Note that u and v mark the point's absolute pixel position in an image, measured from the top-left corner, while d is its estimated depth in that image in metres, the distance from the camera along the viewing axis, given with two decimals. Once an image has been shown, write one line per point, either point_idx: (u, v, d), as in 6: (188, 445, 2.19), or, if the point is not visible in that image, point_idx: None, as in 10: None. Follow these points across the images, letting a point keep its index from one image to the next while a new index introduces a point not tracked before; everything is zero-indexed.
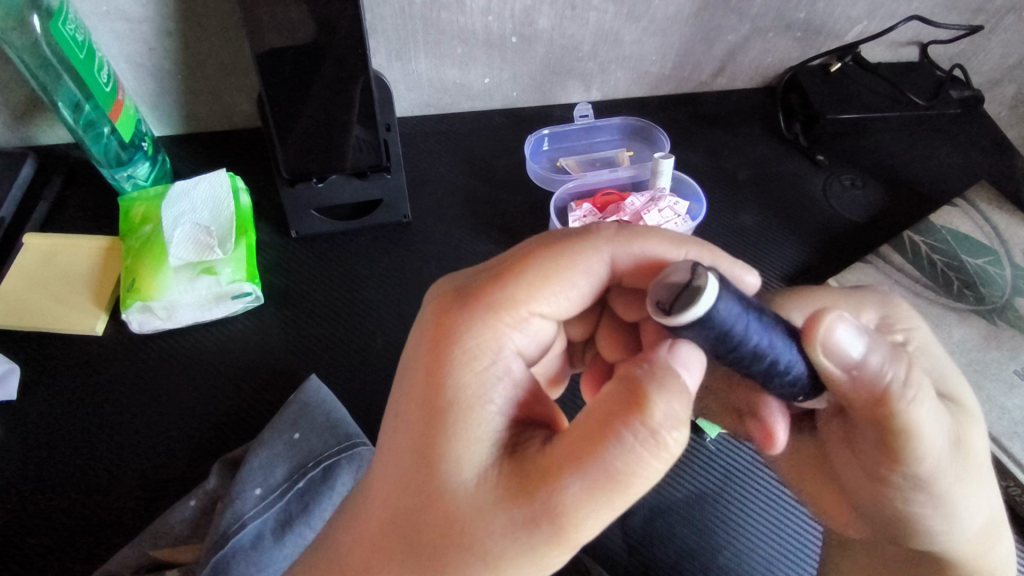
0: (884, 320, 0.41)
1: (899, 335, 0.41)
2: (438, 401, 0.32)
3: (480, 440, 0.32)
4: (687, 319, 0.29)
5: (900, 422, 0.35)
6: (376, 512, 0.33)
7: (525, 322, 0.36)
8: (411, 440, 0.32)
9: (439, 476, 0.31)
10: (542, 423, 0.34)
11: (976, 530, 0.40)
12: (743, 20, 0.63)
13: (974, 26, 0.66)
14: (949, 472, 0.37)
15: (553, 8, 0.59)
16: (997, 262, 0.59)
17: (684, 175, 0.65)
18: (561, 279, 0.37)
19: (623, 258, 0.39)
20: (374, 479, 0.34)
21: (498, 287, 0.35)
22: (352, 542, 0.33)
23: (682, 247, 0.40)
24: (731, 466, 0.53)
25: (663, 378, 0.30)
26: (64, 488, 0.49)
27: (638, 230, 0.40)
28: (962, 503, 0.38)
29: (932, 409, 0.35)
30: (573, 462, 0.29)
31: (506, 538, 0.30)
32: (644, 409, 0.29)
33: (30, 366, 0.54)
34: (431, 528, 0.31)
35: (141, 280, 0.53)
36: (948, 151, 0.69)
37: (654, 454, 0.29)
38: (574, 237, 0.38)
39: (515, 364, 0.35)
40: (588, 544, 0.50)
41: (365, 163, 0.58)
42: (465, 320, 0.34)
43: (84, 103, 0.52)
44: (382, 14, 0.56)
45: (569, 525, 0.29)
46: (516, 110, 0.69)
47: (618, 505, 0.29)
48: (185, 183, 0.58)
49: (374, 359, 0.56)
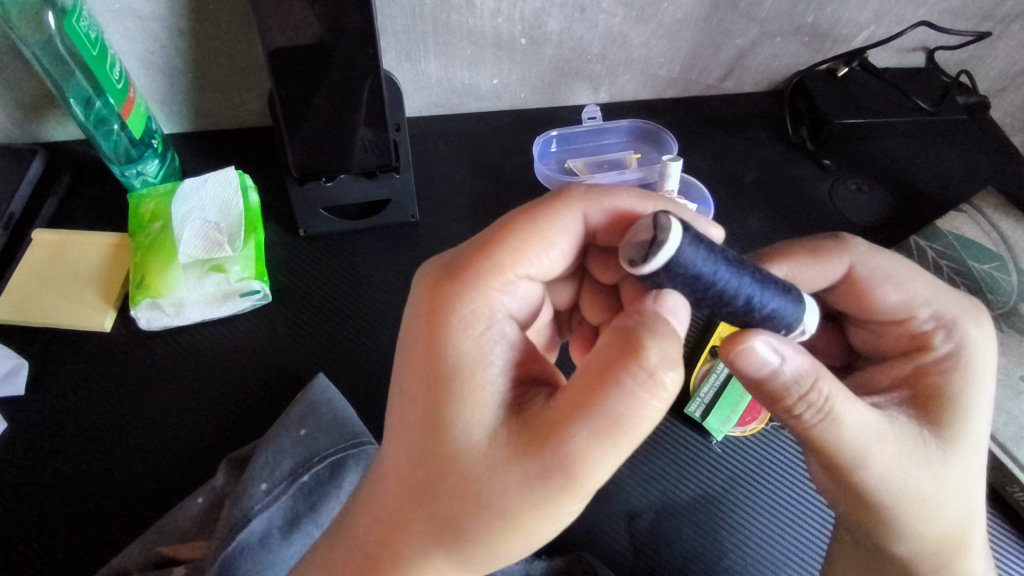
0: (942, 322, 0.42)
1: (947, 342, 0.41)
2: (440, 369, 0.33)
3: (486, 402, 0.32)
4: (649, 267, 0.32)
5: (812, 439, 0.37)
6: (390, 484, 0.33)
7: (513, 285, 0.36)
8: (418, 409, 0.33)
9: (450, 440, 0.32)
10: (541, 380, 0.35)
11: (931, 545, 0.40)
12: (752, 23, 0.63)
13: (982, 32, 0.66)
14: (889, 482, 0.37)
15: (563, 11, 0.59)
16: (1004, 268, 0.60)
17: (691, 179, 0.66)
18: (543, 240, 0.38)
19: (595, 214, 0.40)
20: (385, 455, 0.34)
21: (483, 256, 0.36)
22: (367, 519, 0.34)
23: (648, 201, 0.41)
24: (739, 466, 0.53)
25: (654, 326, 0.32)
26: (73, 482, 0.49)
27: (604, 188, 0.40)
28: (913, 520, 0.39)
29: (857, 430, 0.36)
30: (578, 413, 0.30)
31: (521, 491, 0.30)
32: (640, 352, 0.31)
33: (38, 362, 0.53)
34: (447, 491, 0.31)
35: (151, 276, 0.54)
36: (954, 157, 0.69)
37: (654, 394, 0.30)
38: (548, 199, 0.39)
39: (509, 326, 0.35)
40: (593, 544, 0.50)
41: (374, 163, 0.58)
42: (457, 290, 0.34)
43: (95, 99, 0.52)
44: (393, 14, 0.56)
45: (581, 472, 0.30)
46: (525, 111, 0.69)
47: (625, 449, 0.30)
48: (194, 180, 0.58)
49: (383, 358, 0.56)
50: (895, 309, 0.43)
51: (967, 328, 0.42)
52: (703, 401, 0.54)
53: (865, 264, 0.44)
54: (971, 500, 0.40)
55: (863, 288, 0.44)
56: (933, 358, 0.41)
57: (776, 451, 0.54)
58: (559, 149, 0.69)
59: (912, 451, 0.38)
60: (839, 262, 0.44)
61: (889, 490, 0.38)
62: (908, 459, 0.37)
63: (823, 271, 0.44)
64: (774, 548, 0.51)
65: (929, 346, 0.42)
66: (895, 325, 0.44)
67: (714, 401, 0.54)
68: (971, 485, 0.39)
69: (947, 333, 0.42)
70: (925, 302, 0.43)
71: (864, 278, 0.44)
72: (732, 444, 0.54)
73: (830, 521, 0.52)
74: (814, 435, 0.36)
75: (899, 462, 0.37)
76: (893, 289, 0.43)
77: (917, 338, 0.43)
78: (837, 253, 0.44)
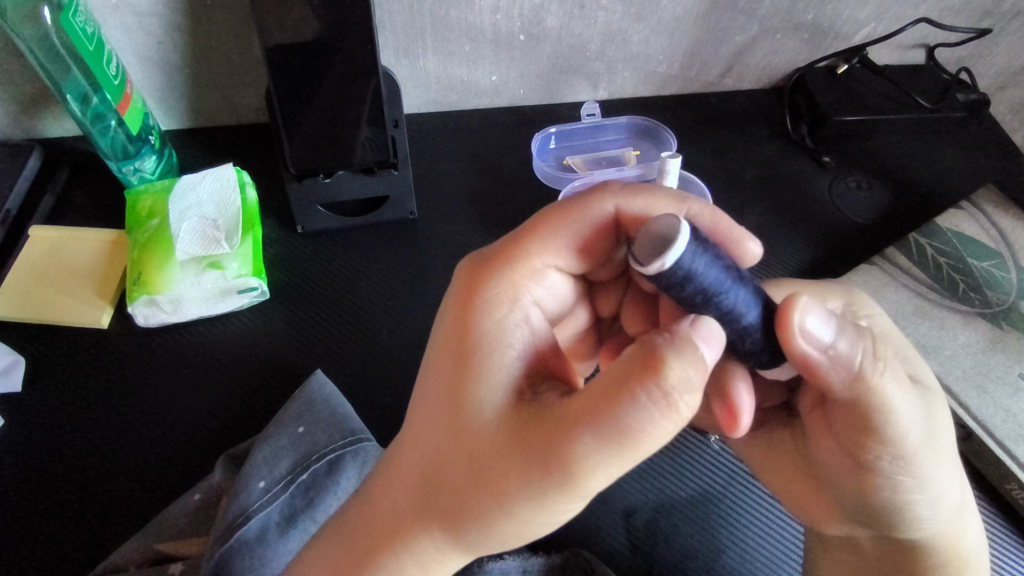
0: (849, 306, 0.43)
1: (864, 319, 0.42)
2: (463, 345, 0.34)
3: (501, 385, 0.33)
4: (647, 271, 0.31)
5: (872, 404, 0.36)
6: (404, 453, 0.34)
7: (540, 275, 0.37)
8: (439, 382, 0.34)
9: (462, 416, 0.32)
10: (558, 375, 0.35)
11: (956, 509, 0.41)
12: (752, 20, 0.63)
13: (982, 30, 0.66)
14: (924, 448, 0.38)
15: (562, 8, 0.59)
16: (1002, 266, 0.59)
17: (690, 175, 0.65)
18: (571, 232, 0.38)
19: (630, 211, 0.38)
20: (405, 421, 0.35)
21: (515, 244, 0.37)
22: (379, 485, 0.35)
23: (682, 205, 0.40)
24: (737, 466, 0.53)
25: (681, 346, 0.30)
26: (74, 468, 0.50)
27: (645, 187, 0.39)
28: (945, 485, 0.40)
29: (902, 390, 0.37)
30: (587, 414, 0.29)
31: (520, 481, 0.30)
32: (660, 369, 0.29)
33: (35, 357, 0.53)
34: (452, 467, 0.32)
35: (148, 273, 0.53)
36: (953, 154, 0.69)
37: (665, 414, 0.29)
38: (583, 195, 0.39)
39: (533, 314, 0.36)
40: (588, 541, 0.50)
41: (372, 160, 0.58)
42: (489, 274, 0.36)
43: (92, 95, 0.52)
44: (392, 11, 0.56)
45: (580, 474, 0.30)
46: (522, 108, 0.69)
47: (629, 459, 0.30)
48: (192, 177, 0.58)
49: (380, 355, 0.56)
50: None
51: (862, 300, 0.44)
52: None
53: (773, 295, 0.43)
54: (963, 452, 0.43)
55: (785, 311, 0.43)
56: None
57: None
58: (558, 146, 0.69)
59: (930, 405, 0.39)
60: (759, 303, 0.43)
61: (929, 453, 0.38)
62: (934, 416, 0.39)
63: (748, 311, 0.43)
64: (773, 548, 0.51)
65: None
66: None
67: None
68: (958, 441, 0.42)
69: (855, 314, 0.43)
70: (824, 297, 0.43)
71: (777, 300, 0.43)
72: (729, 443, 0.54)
73: (801, 532, 0.51)
74: (873, 399, 0.36)
75: (930, 422, 0.38)
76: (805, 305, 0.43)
77: None
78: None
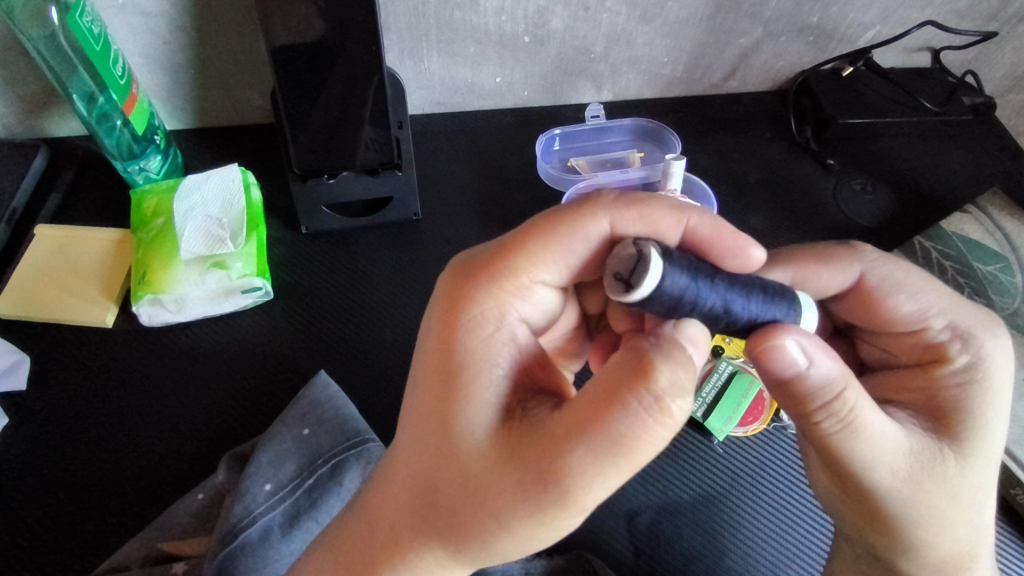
0: (959, 335, 0.40)
1: (965, 355, 0.40)
2: (449, 365, 0.33)
3: (489, 405, 0.33)
4: (617, 297, 0.32)
5: (829, 443, 0.36)
6: (397, 472, 0.34)
7: (526, 290, 0.36)
8: (425, 404, 0.33)
9: (452, 437, 0.32)
10: (548, 388, 0.35)
11: (945, 553, 0.40)
12: (756, 23, 0.63)
13: (988, 32, 0.66)
14: (898, 492, 0.37)
15: (566, 9, 0.59)
16: (1009, 270, 0.59)
17: (695, 178, 0.65)
18: (562, 248, 0.37)
19: (621, 223, 0.38)
20: (399, 441, 0.35)
21: (501, 257, 0.36)
22: (376, 502, 0.35)
23: (680, 216, 0.39)
24: (740, 467, 0.53)
25: (669, 350, 0.31)
26: (76, 472, 0.49)
27: (639, 197, 0.39)
28: (924, 530, 0.39)
29: (876, 440, 0.36)
30: (578, 430, 0.29)
31: (516, 500, 0.30)
32: (649, 376, 0.29)
33: (40, 357, 0.54)
34: (448, 488, 0.31)
35: (153, 273, 0.53)
36: (961, 156, 0.69)
37: (658, 420, 0.29)
38: (574, 206, 0.38)
39: (520, 330, 0.35)
40: (590, 543, 0.50)
41: (377, 162, 0.58)
42: (473, 291, 0.35)
43: (98, 95, 0.52)
44: (396, 12, 0.56)
45: (576, 490, 0.29)
46: (528, 110, 0.69)
47: (625, 471, 0.29)
48: (196, 177, 0.58)
49: (384, 355, 0.56)
50: (909, 319, 0.41)
51: (983, 338, 0.40)
52: (704, 402, 0.55)
53: (876, 273, 0.42)
54: (983, 506, 0.39)
55: (874, 296, 0.42)
56: (950, 371, 0.40)
57: (776, 451, 0.54)
58: (561, 148, 0.69)
59: (927, 468, 0.37)
60: (848, 270, 0.42)
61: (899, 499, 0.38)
62: (922, 472, 0.37)
63: (832, 275, 0.42)
64: (774, 549, 0.51)
65: (946, 358, 0.40)
66: (909, 335, 0.42)
67: (716, 401, 0.54)
68: (978, 497, 0.39)
69: (965, 344, 0.40)
70: (941, 312, 0.41)
71: (875, 287, 0.42)
72: (732, 445, 0.54)
73: (819, 526, 0.52)
74: (830, 442, 0.36)
75: (915, 471, 0.37)
76: (906, 298, 0.41)
77: (931, 349, 0.41)
78: (844, 260, 0.42)
